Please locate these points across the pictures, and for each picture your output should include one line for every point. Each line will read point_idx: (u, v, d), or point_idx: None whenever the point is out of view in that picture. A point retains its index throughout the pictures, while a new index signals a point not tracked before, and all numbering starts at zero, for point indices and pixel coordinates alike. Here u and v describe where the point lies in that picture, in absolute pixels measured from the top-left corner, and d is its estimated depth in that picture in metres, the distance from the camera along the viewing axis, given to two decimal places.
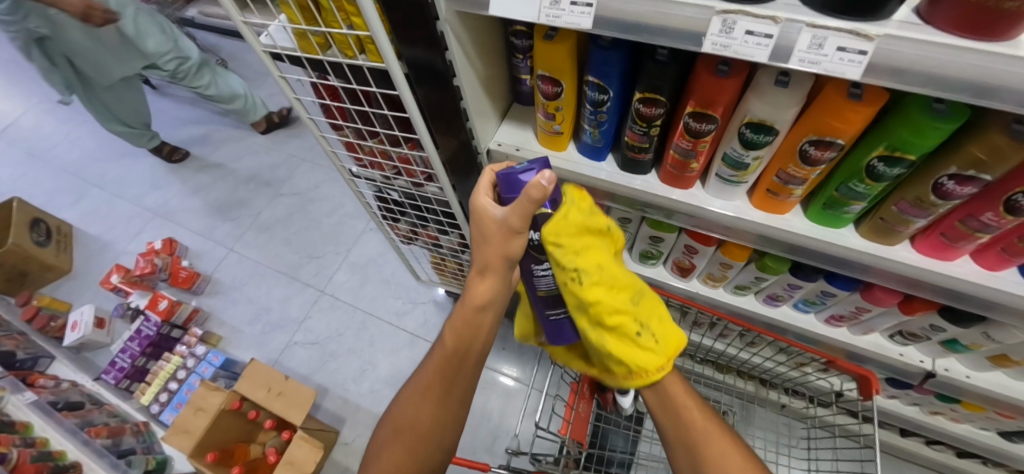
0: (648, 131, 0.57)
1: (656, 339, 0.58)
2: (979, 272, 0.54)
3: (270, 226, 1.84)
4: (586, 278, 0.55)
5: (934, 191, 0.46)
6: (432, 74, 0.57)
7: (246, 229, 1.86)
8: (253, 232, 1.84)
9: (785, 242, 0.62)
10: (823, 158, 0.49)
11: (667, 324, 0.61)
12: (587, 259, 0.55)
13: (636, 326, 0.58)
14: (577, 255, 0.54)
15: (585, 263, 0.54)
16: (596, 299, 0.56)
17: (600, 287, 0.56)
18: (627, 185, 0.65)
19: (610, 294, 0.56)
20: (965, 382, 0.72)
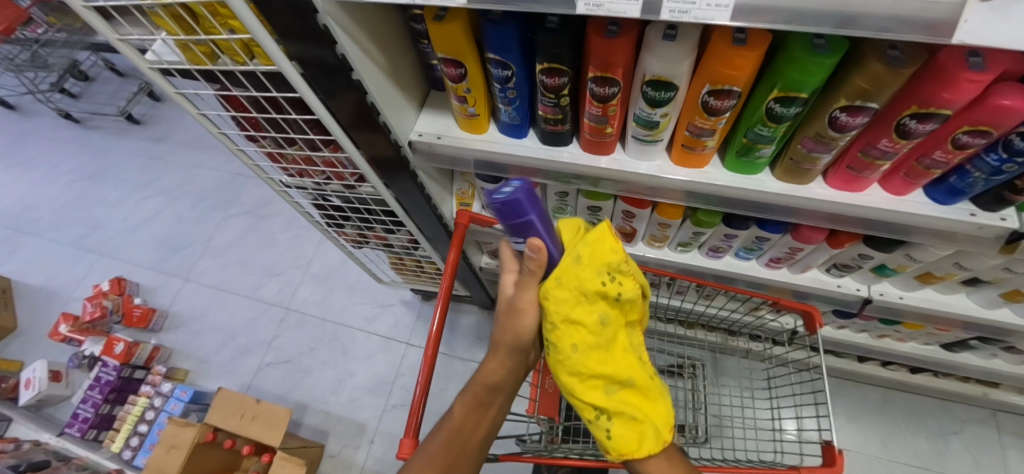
0: (557, 100, 0.56)
1: (607, 436, 0.56)
2: (888, 197, 0.56)
3: (223, 250, 1.78)
4: (558, 346, 0.54)
5: (830, 126, 0.47)
6: (332, 71, 0.54)
7: (197, 256, 1.79)
8: (205, 258, 1.77)
9: (711, 195, 0.62)
10: (724, 107, 0.49)
11: (636, 426, 0.56)
12: (570, 335, 0.53)
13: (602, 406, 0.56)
14: (556, 324, 0.53)
15: (561, 330, 0.53)
16: (562, 371, 0.55)
17: (576, 349, 0.53)
18: (552, 159, 0.65)
19: (586, 371, 0.55)
20: (908, 304, 0.75)
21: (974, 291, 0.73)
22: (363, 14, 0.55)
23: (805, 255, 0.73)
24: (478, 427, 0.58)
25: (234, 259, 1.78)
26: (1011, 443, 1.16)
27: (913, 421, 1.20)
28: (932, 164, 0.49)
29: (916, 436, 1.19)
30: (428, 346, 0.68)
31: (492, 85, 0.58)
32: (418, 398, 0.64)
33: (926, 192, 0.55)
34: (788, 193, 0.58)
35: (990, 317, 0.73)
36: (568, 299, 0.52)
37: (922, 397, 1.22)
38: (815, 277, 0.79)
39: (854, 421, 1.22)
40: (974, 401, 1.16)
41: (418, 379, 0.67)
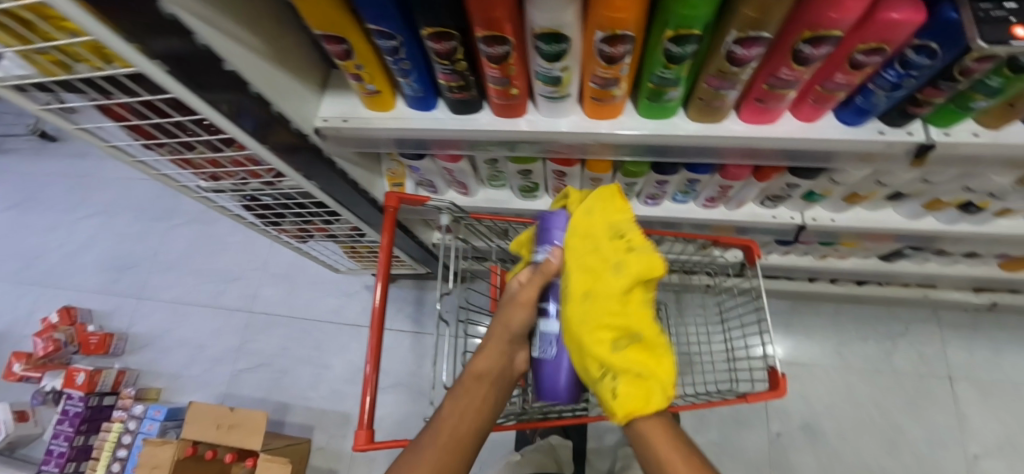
0: (453, 66, 0.52)
1: (613, 394, 0.53)
2: (799, 124, 0.55)
3: (173, 262, 1.70)
4: (568, 296, 0.57)
5: (729, 61, 0.45)
6: (198, 65, 0.48)
7: (147, 272, 1.71)
8: (156, 273, 1.69)
9: (630, 145, 0.60)
10: (621, 54, 0.46)
11: (644, 384, 0.54)
12: (578, 280, 0.56)
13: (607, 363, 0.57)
14: (570, 272, 0.57)
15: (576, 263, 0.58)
16: (574, 320, 0.55)
17: (586, 290, 0.56)
18: (466, 129, 0.61)
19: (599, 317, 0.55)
20: (840, 225, 0.77)
21: (899, 205, 0.75)
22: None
23: (737, 192, 0.73)
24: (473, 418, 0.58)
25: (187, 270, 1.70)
26: (950, 334, 1.25)
27: (863, 328, 1.28)
28: (834, 87, 0.48)
29: (866, 341, 1.27)
30: (373, 325, 0.68)
31: (384, 57, 0.54)
32: (369, 377, 0.64)
33: (836, 115, 0.55)
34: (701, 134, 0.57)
35: (915, 227, 0.76)
36: (580, 243, 0.58)
37: (871, 305, 1.29)
38: (751, 211, 0.80)
39: (810, 336, 1.29)
40: (916, 302, 1.23)
41: (367, 358, 0.66)
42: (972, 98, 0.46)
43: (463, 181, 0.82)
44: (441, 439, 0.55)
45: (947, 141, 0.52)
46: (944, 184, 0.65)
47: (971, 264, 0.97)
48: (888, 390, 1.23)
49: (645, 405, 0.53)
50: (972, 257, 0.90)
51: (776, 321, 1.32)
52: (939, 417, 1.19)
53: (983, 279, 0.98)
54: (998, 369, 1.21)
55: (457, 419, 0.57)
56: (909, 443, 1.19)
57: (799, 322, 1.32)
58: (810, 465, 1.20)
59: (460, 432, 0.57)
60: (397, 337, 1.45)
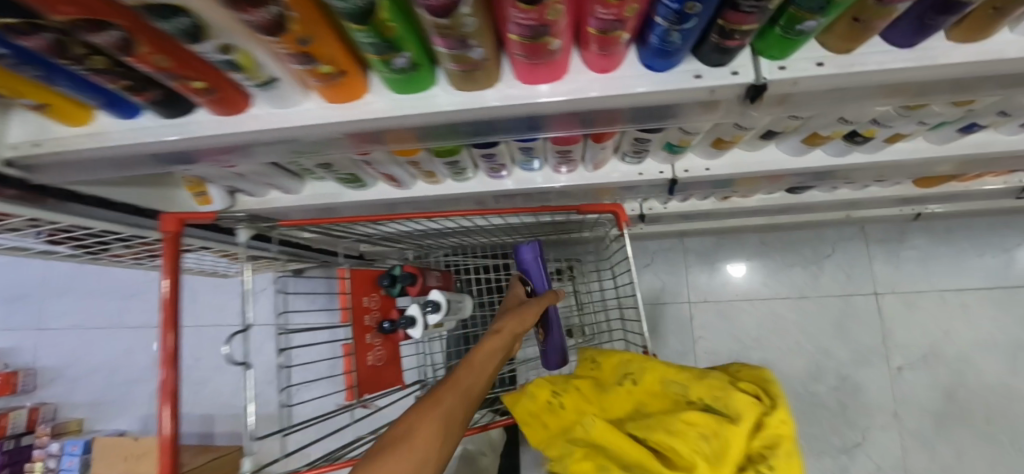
0: (85, 64, 0.36)
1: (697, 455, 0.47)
2: (596, 75, 0.41)
3: (65, 285, 1.55)
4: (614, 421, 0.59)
5: (429, 12, 0.29)
6: None
7: (40, 299, 1.56)
8: (49, 300, 1.55)
9: (401, 131, 0.46)
10: (272, 22, 0.30)
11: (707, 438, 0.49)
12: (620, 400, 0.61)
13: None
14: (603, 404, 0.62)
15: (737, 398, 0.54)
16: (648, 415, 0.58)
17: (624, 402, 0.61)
18: (185, 138, 0.46)
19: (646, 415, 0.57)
20: (711, 174, 0.66)
21: (781, 141, 0.63)
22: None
23: (581, 154, 0.60)
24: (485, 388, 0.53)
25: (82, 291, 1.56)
26: (877, 250, 1.19)
27: (789, 255, 1.21)
28: (608, 27, 0.33)
29: (793, 268, 1.21)
30: (165, 325, 0.59)
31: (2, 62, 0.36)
32: (162, 388, 0.57)
33: (640, 59, 0.40)
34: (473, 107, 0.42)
35: (798, 165, 0.64)
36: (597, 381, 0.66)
37: (798, 230, 1.21)
38: (615, 169, 0.67)
39: (736, 272, 1.23)
40: (842, 222, 1.15)
41: (160, 361, 0.58)
42: (800, 20, 0.33)
43: (270, 182, 0.67)
44: (446, 399, 0.48)
45: (784, 77, 0.39)
46: (817, 118, 0.53)
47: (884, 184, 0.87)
48: (815, 315, 1.19)
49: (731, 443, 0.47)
50: (879, 181, 0.80)
51: (701, 260, 1.25)
52: (864, 334, 1.17)
53: (900, 198, 0.89)
54: (923, 279, 1.17)
55: (470, 381, 0.52)
56: (835, 364, 1.17)
57: (725, 258, 1.24)
58: None
59: (471, 390, 0.51)
60: None
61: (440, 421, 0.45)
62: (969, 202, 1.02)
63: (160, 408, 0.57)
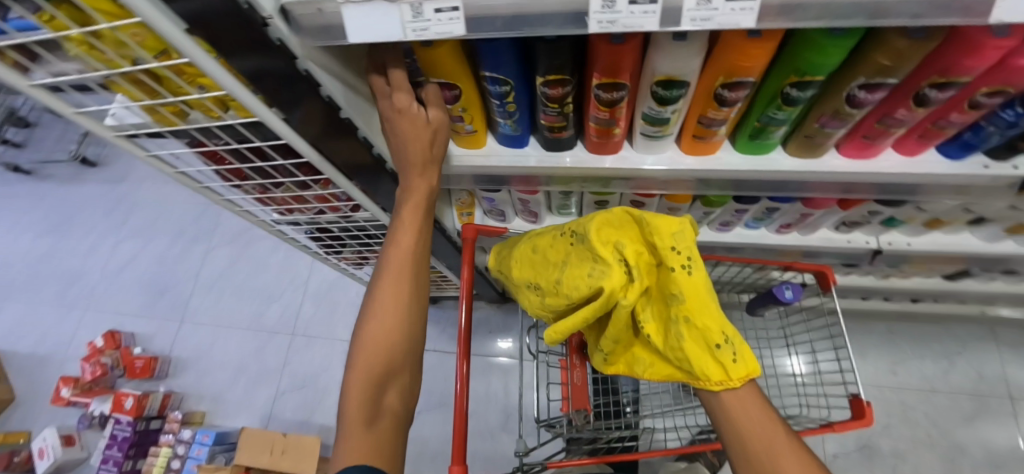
0: (561, 109, 0.53)
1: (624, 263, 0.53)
2: (899, 159, 0.56)
3: (211, 285, 1.68)
4: None
5: (847, 103, 0.46)
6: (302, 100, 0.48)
7: (185, 294, 1.69)
8: (194, 295, 1.68)
9: (720, 179, 0.61)
10: (735, 98, 0.47)
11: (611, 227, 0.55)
12: None
13: (672, 336, 0.52)
14: None
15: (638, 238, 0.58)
16: None
17: None
18: (557, 166, 0.62)
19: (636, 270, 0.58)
20: (914, 249, 0.77)
21: (978, 228, 0.75)
22: (348, 54, 0.53)
23: (816, 216, 0.72)
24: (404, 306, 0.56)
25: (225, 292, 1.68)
26: (1007, 352, 1.23)
27: (917, 343, 1.26)
28: (950, 125, 0.48)
29: (922, 359, 1.25)
30: (459, 351, 0.69)
31: (494, 102, 0.55)
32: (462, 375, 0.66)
33: (941, 150, 0.55)
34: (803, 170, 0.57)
35: (992, 251, 0.76)
36: None
37: (925, 322, 1.28)
38: (826, 236, 0.80)
39: (864, 354, 1.27)
40: (971, 317, 1.22)
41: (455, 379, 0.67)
42: None
43: (532, 210, 0.82)
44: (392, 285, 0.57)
45: None
46: None
47: None
48: (947, 409, 1.21)
49: (608, 225, 0.56)
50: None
51: None
52: (1001, 437, 1.17)
53: None
54: None
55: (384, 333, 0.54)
56: (971, 461, 1.17)
57: (853, 340, 1.29)
58: None
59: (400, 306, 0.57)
60: (440, 357, 1.46)
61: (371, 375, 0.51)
62: None
63: (456, 384, 0.66)
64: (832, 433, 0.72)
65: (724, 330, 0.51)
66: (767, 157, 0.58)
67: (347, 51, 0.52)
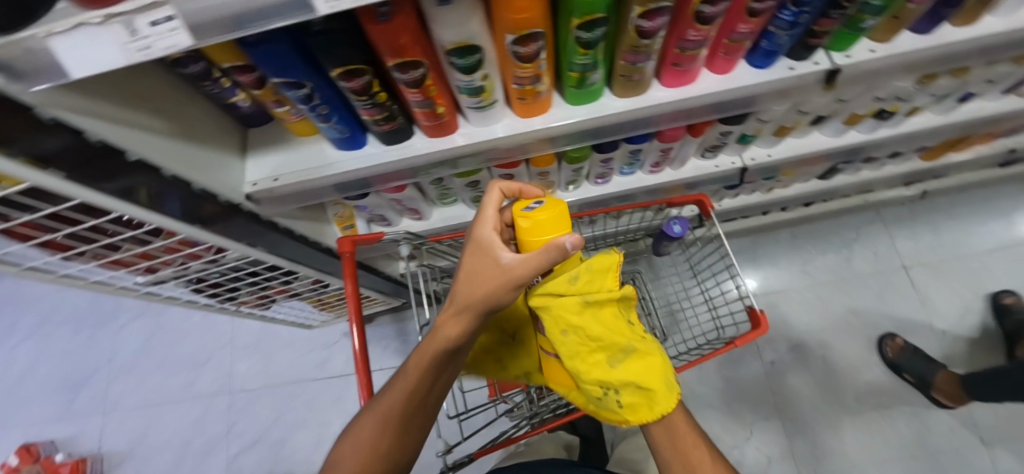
0: (372, 99, 0.50)
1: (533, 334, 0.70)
2: (719, 79, 0.57)
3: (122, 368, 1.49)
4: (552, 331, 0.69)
5: (638, 35, 0.46)
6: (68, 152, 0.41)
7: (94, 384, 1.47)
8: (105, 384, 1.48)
9: (565, 135, 0.61)
10: (533, 53, 0.46)
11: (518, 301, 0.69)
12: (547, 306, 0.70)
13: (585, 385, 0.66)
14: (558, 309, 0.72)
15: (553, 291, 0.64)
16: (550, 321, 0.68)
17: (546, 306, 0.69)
18: (405, 157, 0.60)
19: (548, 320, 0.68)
20: (773, 159, 0.82)
21: (823, 126, 0.81)
22: (124, 90, 0.47)
23: (676, 150, 0.74)
24: (422, 391, 0.59)
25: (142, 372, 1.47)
26: (895, 229, 1.35)
27: (821, 243, 1.36)
28: (744, 36, 0.50)
29: (827, 255, 1.35)
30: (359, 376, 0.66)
31: (303, 106, 0.51)
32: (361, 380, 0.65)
33: (750, 62, 0.57)
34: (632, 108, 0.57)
35: (841, 144, 0.82)
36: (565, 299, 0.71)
37: (823, 222, 1.38)
38: (696, 166, 0.83)
39: (780, 263, 1.36)
40: (858, 207, 1.33)
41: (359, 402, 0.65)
42: (859, 18, 0.49)
43: (413, 207, 0.80)
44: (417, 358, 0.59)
45: (852, 62, 0.55)
46: (857, 99, 0.70)
47: (895, 163, 1.07)
48: (857, 295, 1.31)
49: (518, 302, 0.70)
50: (883, 158, 1.00)
51: (743, 259, 1.38)
52: (905, 306, 1.30)
53: (908, 173, 1.09)
54: (941, 251, 1.32)
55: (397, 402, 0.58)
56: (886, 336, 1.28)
57: (768, 254, 1.37)
58: (806, 380, 1.27)
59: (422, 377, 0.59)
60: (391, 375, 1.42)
61: (378, 429, 0.58)
62: (950, 178, 1.25)
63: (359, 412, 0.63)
64: (736, 348, 0.75)
65: (603, 382, 0.61)
66: (600, 103, 0.58)
67: (123, 86, 0.47)
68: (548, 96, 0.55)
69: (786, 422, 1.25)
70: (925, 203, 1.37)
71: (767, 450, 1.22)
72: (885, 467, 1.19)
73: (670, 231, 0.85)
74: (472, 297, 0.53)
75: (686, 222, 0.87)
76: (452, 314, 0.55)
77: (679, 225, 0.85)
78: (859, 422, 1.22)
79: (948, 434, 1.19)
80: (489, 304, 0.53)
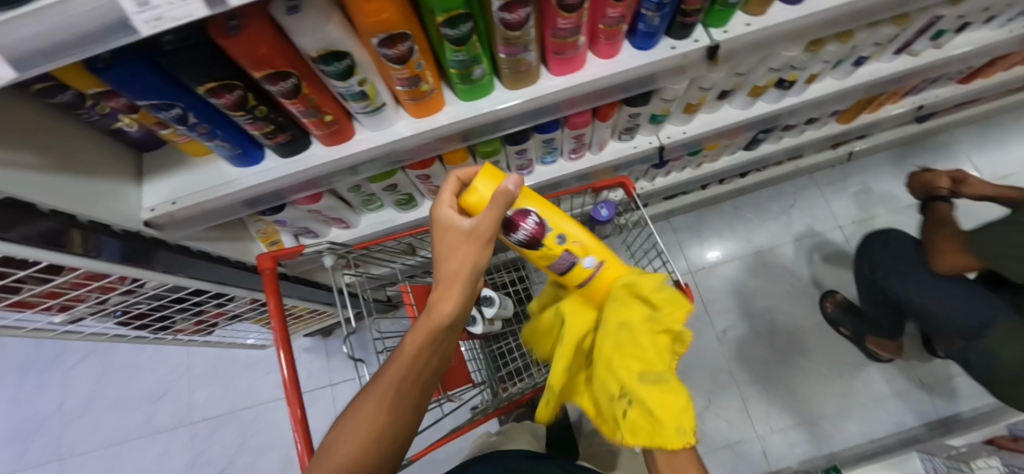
0: (252, 114, 0.50)
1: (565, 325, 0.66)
2: (607, 64, 0.58)
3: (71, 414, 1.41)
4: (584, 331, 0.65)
5: (506, 28, 0.46)
6: None
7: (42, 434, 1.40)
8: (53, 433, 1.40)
9: (465, 132, 0.61)
10: (404, 53, 0.46)
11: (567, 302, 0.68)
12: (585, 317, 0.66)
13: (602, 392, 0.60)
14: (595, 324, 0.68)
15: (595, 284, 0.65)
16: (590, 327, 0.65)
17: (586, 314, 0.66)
18: (303, 170, 0.59)
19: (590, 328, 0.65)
20: (687, 136, 0.85)
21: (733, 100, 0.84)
22: None
23: (588, 135, 0.76)
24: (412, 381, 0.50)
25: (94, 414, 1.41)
26: (827, 192, 1.42)
27: (760, 211, 1.42)
28: (617, 20, 0.51)
29: (767, 223, 1.41)
30: (289, 395, 0.65)
31: (182, 125, 0.50)
32: (290, 395, 0.65)
33: (634, 45, 0.58)
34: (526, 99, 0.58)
35: (750, 116, 0.85)
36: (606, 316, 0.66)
37: (761, 191, 1.44)
38: (615, 149, 0.85)
39: (724, 236, 1.41)
40: (791, 174, 1.38)
41: (292, 421, 0.64)
42: None
43: (337, 216, 0.79)
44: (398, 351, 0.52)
45: (730, 37, 0.57)
46: (754, 71, 0.73)
47: (814, 128, 1.12)
48: (798, 257, 1.37)
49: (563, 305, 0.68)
50: (799, 125, 1.05)
51: (690, 234, 1.42)
52: (842, 263, 1.36)
53: (827, 137, 1.14)
54: (871, 208, 1.40)
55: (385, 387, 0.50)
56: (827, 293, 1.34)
57: (712, 227, 1.42)
58: (758, 345, 1.32)
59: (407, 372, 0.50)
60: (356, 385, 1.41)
61: (369, 427, 0.48)
62: (869, 139, 1.32)
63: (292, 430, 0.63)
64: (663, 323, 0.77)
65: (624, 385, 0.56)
66: (494, 96, 0.59)
67: None
68: (436, 95, 0.55)
69: (742, 386, 1.29)
70: (852, 164, 1.44)
71: (727, 415, 1.26)
72: (835, 418, 1.25)
73: (597, 216, 0.87)
74: (454, 267, 0.49)
75: (613, 205, 0.89)
76: (444, 287, 0.49)
77: (605, 209, 0.87)
78: (809, 378, 1.28)
79: (888, 380, 1.26)
80: (473, 270, 0.49)
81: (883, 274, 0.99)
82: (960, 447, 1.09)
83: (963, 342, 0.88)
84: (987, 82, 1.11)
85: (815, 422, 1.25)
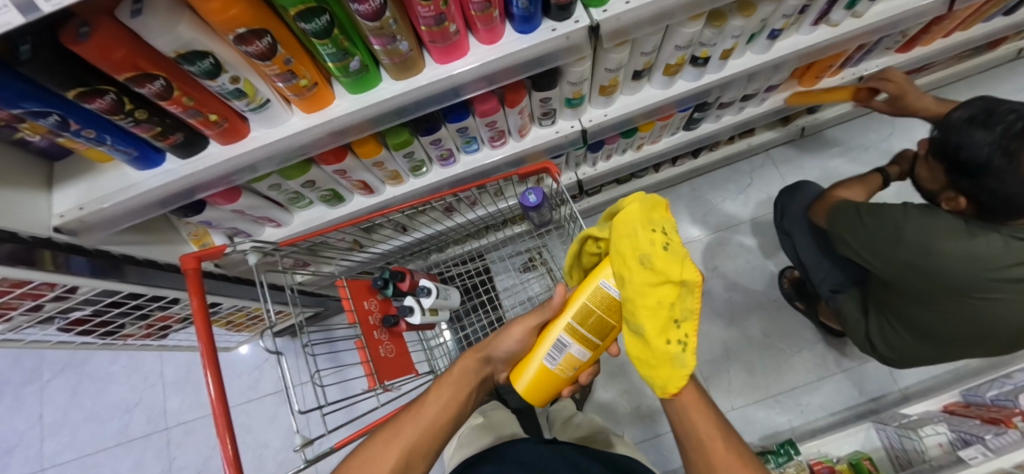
0: (132, 117, 0.51)
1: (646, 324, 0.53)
2: (494, 49, 0.59)
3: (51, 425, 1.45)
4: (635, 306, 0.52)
5: (365, 19, 0.47)
6: None
7: (23, 447, 1.43)
8: (34, 445, 1.43)
9: (359, 125, 0.62)
10: (266, 49, 0.47)
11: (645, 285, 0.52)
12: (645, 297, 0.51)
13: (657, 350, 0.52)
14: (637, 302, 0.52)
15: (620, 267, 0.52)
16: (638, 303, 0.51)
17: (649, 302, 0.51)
18: (200, 171, 0.60)
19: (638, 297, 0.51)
20: (608, 117, 0.85)
21: (652, 80, 0.84)
22: None
23: (501, 123, 0.76)
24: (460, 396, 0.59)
25: (71, 424, 1.44)
26: (783, 168, 1.42)
27: (716, 190, 1.42)
28: (485, 6, 0.52)
29: (724, 201, 1.41)
30: (216, 409, 0.64)
31: (66, 131, 0.51)
32: (216, 414, 0.63)
33: (518, 29, 0.59)
34: (414, 88, 0.59)
35: (672, 95, 0.85)
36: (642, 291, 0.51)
37: (717, 171, 1.44)
38: (538, 134, 0.86)
39: (682, 218, 1.42)
40: (745, 152, 1.39)
41: (220, 432, 0.64)
42: None
43: (264, 215, 0.80)
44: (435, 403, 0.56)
45: (610, 17, 0.58)
46: (662, 49, 0.73)
47: (754, 105, 1.12)
48: (755, 234, 1.38)
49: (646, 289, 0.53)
50: (734, 102, 1.05)
51: None
52: None
53: (770, 112, 1.14)
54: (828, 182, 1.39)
55: (442, 406, 0.56)
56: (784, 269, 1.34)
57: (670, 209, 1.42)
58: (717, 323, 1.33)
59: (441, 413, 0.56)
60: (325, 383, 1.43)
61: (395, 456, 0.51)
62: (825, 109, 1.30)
63: (220, 447, 0.62)
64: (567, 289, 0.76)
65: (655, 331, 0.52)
66: (384, 87, 0.60)
67: None
68: (321, 89, 0.57)
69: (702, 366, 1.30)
70: (807, 139, 1.44)
71: None
72: (794, 392, 1.25)
73: (526, 204, 0.88)
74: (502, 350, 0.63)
75: (541, 192, 0.89)
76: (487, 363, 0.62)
77: (533, 194, 0.88)
78: (769, 354, 1.29)
79: (846, 353, 1.26)
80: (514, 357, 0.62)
81: (785, 223, 1.07)
82: (912, 416, 1.09)
83: (825, 289, 1.00)
84: (926, 51, 1.10)
85: (774, 398, 1.25)
